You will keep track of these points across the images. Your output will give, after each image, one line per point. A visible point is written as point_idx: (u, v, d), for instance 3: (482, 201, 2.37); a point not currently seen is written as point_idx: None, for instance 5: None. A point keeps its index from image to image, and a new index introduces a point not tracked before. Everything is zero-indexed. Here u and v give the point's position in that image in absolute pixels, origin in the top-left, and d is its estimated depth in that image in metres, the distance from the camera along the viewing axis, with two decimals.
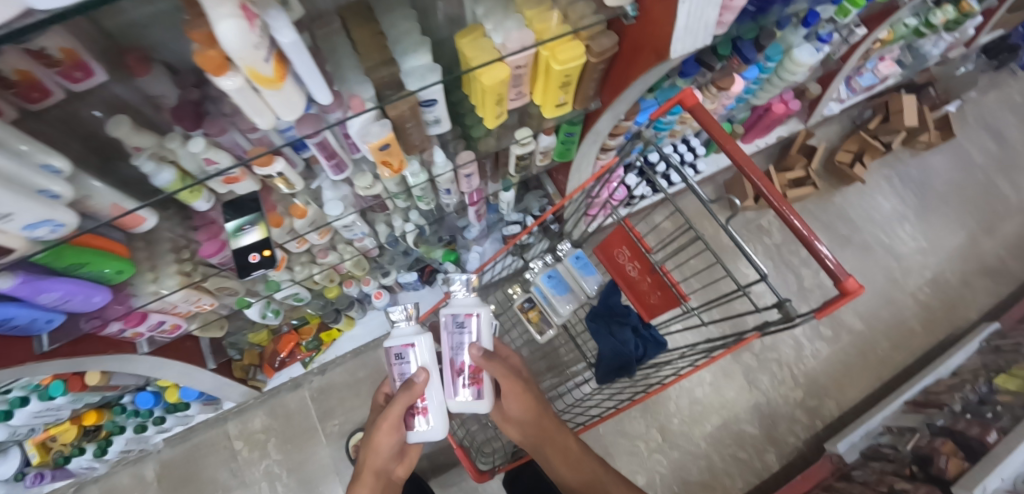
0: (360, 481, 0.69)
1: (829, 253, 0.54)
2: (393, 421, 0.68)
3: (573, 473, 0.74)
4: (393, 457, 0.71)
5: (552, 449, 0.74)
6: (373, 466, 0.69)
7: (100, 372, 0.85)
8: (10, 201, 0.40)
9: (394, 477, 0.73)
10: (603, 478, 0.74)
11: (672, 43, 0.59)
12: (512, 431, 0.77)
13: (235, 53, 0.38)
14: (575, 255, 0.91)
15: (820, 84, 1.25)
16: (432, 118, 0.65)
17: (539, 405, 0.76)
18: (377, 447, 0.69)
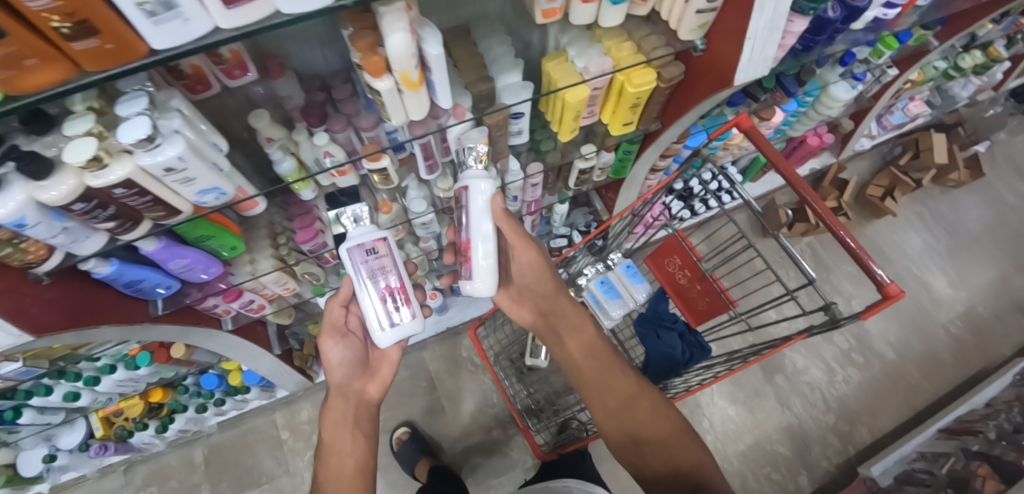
0: (331, 407, 0.75)
1: (883, 272, 0.69)
2: (344, 314, 0.76)
3: (579, 348, 0.78)
4: (357, 373, 0.78)
5: (562, 325, 0.81)
6: (336, 386, 0.77)
7: (184, 346, 0.92)
8: (202, 168, 0.50)
9: (366, 396, 0.78)
10: (609, 357, 0.76)
11: (737, 71, 0.67)
12: (524, 313, 0.84)
13: (397, 59, 0.48)
14: (626, 264, 0.97)
15: (853, 120, 1.32)
16: (516, 129, 0.75)
17: (547, 274, 0.82)
18: (333, 362, 0.77)
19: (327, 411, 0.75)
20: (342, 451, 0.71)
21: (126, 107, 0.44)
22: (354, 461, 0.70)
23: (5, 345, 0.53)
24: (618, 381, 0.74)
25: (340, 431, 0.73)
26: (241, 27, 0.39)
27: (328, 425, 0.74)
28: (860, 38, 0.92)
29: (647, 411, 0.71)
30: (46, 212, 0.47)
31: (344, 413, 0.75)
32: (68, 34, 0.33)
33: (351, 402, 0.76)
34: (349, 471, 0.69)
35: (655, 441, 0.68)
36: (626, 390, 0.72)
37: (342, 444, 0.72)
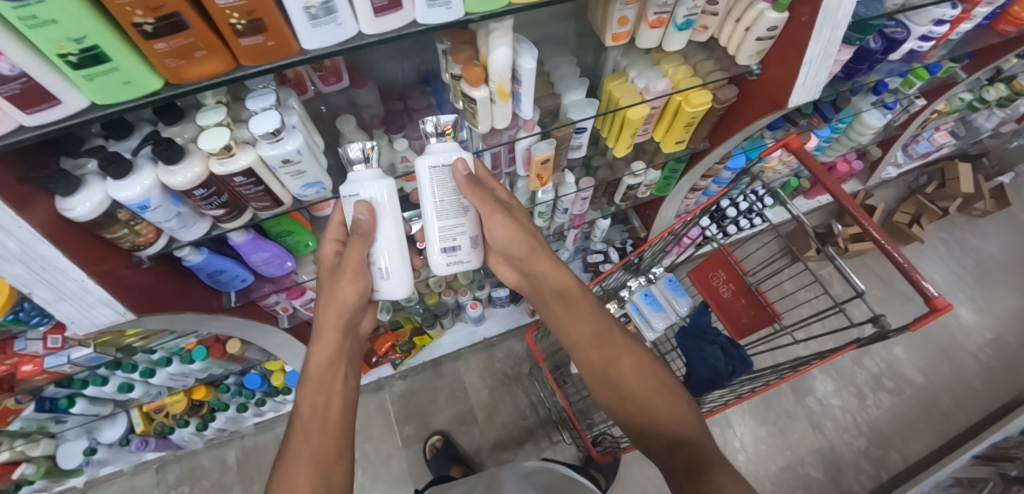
0: (323, 341, 0.65)
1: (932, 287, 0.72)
2: (358, 265, 0.64)
3: (566, 311, 0.71)
4: (357, 312, 0.67)
5: (546, 286, 0.72)
6: (332, 322, 0.65)
7: (240, 341, 0.96)
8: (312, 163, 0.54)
9: (359, 331, 0.71)
10: (596, 317, 0.70)
11: (791, 95, 0.71)
12: (506, 271, 0.76)
13: (498, 71, 0.54)
14: (668, 277, 1.00)
15: (880, 148, 1.36)
16: (577, 143, 0.79)
17: (533, 239, 0.70)
18: (343, 301, 0.64)
19: (319, 347, 0.64)
20: (332, 389, 0.62)
21: (256, 101, 0.48)
22: (339, 403, 0.61)
23: (108, 321, 0.57)
24: (607, 341, 0.69)
25: (331, 369, 0.64)
26: (383, 33, 0.43)
27: (316, 365, 0.63)
28: (895, 69, 0.97)
29: (633, 370, 0.67)
30: (167, 197, 0.51)
31: (336, 348, 0.65)
32: (240, 31, 0.37)
33: (347, 340, 0.67)
34: (332, 414, 0.60)
35: (640, 400, 0.66)
36: (613, 348, 0.68)
37: (335, 379, 0.63)
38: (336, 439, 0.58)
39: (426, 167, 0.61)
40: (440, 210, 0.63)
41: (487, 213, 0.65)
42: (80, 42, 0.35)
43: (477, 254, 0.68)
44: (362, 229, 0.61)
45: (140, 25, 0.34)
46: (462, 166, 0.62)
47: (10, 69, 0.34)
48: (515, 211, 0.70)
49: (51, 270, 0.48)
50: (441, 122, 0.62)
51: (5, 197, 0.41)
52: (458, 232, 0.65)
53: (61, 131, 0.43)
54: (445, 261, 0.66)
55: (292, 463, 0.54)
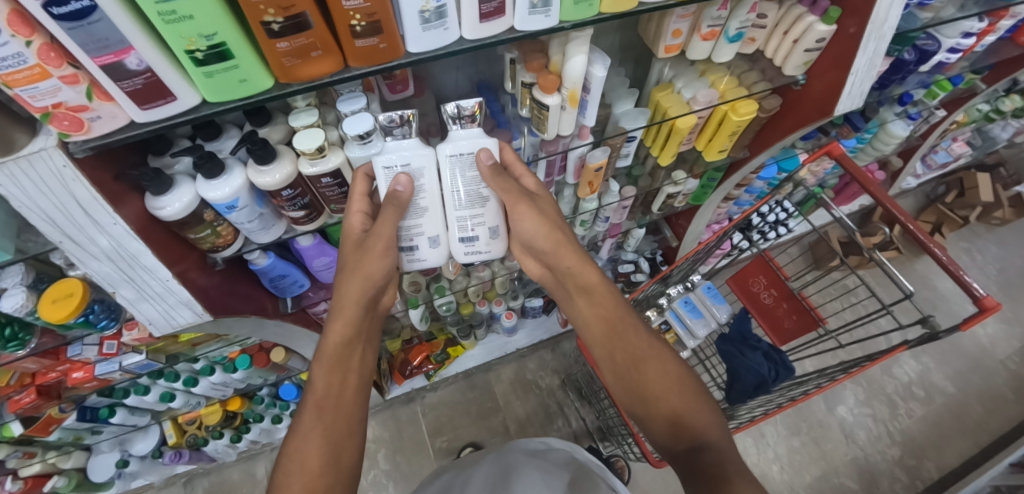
0: (342, 317, 0.59)
1: (981, 288, 0.73)
2: (388, 242, 0.57)
3: (590, 308, 0.66)
4: (379, 290, 0.61)
5: (570, 281, 0.67)
6: (352, 298, 0.59)
7: (283, 349, 0.95)
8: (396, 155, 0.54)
9: (378, 307, 0.65)
10: (619, 313, 0.65)
11: (837, 103, 0.74)
12: (533, 265, 0.71)
13: (573, 79, 0.57)
14: (707, 285, 1.02)
15: (901, 158, 1.40)
16: (626, 152, 0.81)
17: (559, 232, 0.64)
18: (369, 276, 0.58)
19: (337, 324, 0.59)
20: (347, 369, 0.59)
21: (347, 105, 0.50)
22: (355, 382, 0.59)
23: (184, 321, 0.58)
24: (629, 338, 0.64)
25: (348, 348, 0.59)
26: (481, 38, 0.46)
27: (333, 344, 0.58)
28: (923, 80, 1.00)
29: (657, 371, 0.61)
30: (253, 197, 0.52)
31: (355, 327, 0.60)
32: (357, 32, 0.39)
33: (366, 319, 0.61)
34: (347, 393, 0.57)
35: (660, 403, 0.59)
36: (637, 347, 0.63)
37: (352, 358, 0.59)
38: (349, 416, 0.56)
39: (447, 156, 0.57)
40: (459, 199, 0.60)
41: (511, 203, 0.60)
42: (209, 39, 0.36)
43: (497, 245, 0.66)
44: (399, 201, 0.55)
45: (269, 23, 0.36)
46: (486, 155, 0.57)
47: (138, 64, 0.36)
48: (541, 201, 0.64)
49: (137, 269, 0.50)
50: (463, 106, 0.56)
51: (104, 193, 0.43)
52: (477, 223, 0.62)
53: (160, 131, 0.44)
54: (464, 251, 0.64)
55: (302, 438, 0.52)
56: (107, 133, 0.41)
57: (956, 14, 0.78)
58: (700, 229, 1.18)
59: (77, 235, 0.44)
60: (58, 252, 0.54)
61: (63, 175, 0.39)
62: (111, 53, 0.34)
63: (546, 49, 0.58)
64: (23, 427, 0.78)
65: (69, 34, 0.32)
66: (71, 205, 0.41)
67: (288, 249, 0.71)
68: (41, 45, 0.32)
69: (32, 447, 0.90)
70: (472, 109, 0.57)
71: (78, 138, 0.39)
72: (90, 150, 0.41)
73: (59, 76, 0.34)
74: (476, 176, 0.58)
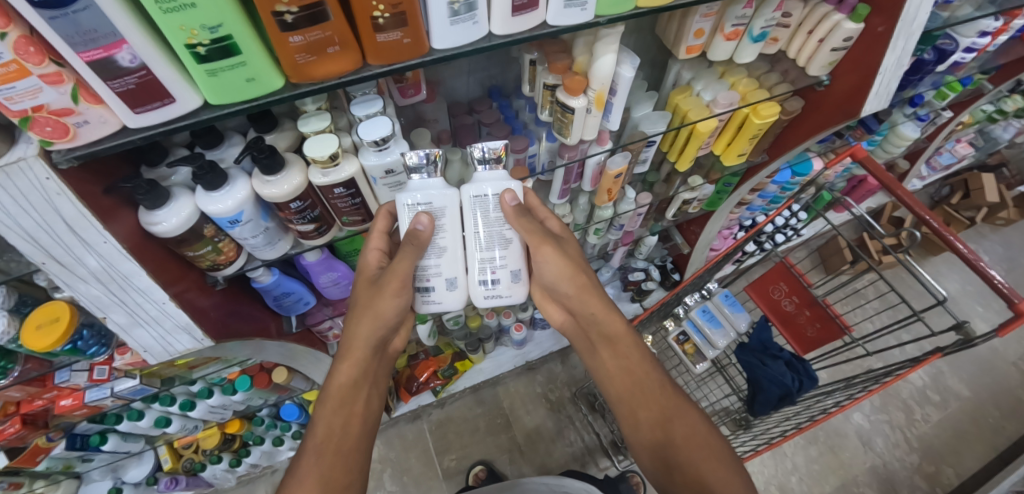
0: (350, 359, 0.55)
1: (1005, 282, 0.70)
2: (404, 281, 0.53)
3: (614, 360, 0.62)
4: (390, 330, 0.57)
5: (593, 329, 0.63)
6: (362, 339, 0.55)
7: (283, 368, 0.90)
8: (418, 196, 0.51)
9: (389, 350, 0.60)
10: (644, 368, 0.61)
11: (864, 104, 0.72)
12: (555, 311, 0.66)
13: (600, 80, 0.54)
14: (725, 292, 0.99)
15: (908, 160, 1.40)
16: (645, 157, 0.78)
17: (583, 274, 0.61)
18: (380, 315, 0.54)
19: (344, 365, 0.55)
20: (353, 411, 0.54)
21: (362, 108, 0.45)
22: (358, 427, 0.54)
23: (183, 348, 0.53)
24: (653, 395, 0.60)
25: (354, 390, 0.55)
26: (511, 34, 0.42)
27: (339, 385, 0.54)
28: (935, 82, 0.97)
29: (685, 434, 0.57)
30: (258, 210, 0.48)
31: (362, 368, 0.56)
32: (380, 25, 0.35)
33: (374, 360, 0.57)
34: (350, 438, 0.52)
35: (692, 469, 0.55)
36: (664, 407, 0.59)
37: (357, 401, 0.55)
38: (350, 461, 0.51)
39: (470, 196, 0.53)
40: (479, 241, 0.55)
41: (535, 244, 0.55)
42: (213, 32, 0.31)
43: (520, 290, 0.58)
44: (418, 240, 0.51)
45: (282, 14, 0.31)
46: (510, 196, 0.53)
47: (131, 60, 0.31)
48: (566, 243, 0.61)
49: (130, 292, 0.45)
50: (489, 147, 0.53)
51: (93, 208, 0.38)
52: (498, 265, 0.55)
53: (156, 140, 0.39)
54: (483, 294, 0.57)
55: (299, 483, 0.48)
56: (95, 141, 0.36)
57: (975, 12, 0.76)
58: (713, 235, 1.14)
59: (63, 255, 0.40)
60: (44, 274, 0.49)
61: (46, 188, 0.35)
62: (101, 48, 0.30)
63: (570, 49, 0.55)
64: (7, 459, 0.73)
65: (52, 25, 0.28)
66: (55, 221, 0.37)
67: (294, 264, 0.67)
68: (17, 38, 0.28)
69: (17, 478, 0.84)
70: (498, 152, 0.54)
71: (62, 147, 0.35)
72: (77, 160, 0.36)
73: (40, 75, 0.30)
74: (499, 217, 0.54)
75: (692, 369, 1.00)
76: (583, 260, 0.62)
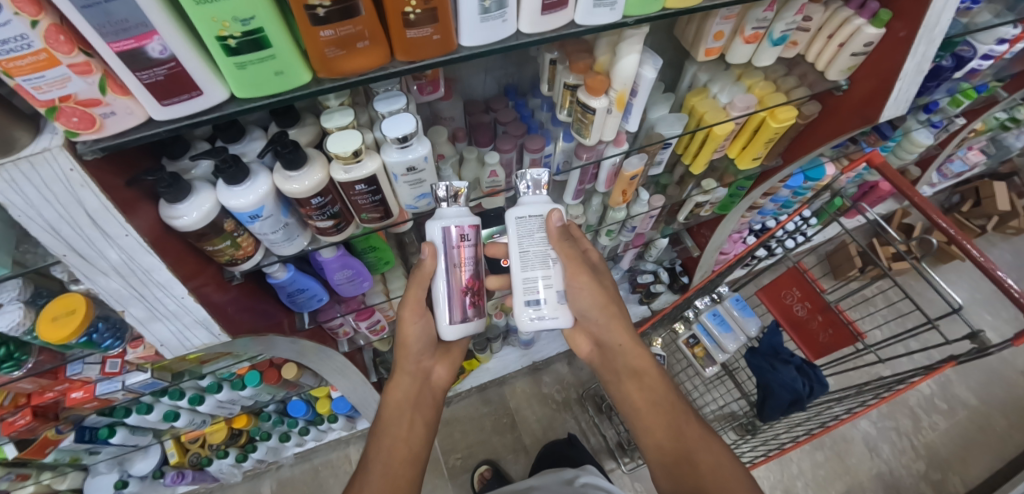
0: (396, 385, 0.68)
1: (1017, 287, 0.69)
2: (418, 303, 0.63)
3: (640, 392, 0.65)
4: (427, 357, 0.70)
5: (619, 360, 0.67)
6: (404, 368, 0.68)
7: (293, 364, 0.90)
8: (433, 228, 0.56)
9: (435, 381, 0.71)
10: (671, 400, 0.64)
11: (883, 109, 0.72)
12: (583, 343, 0.70)
13: (621, 81, 0.53)
14: (734, 296, 0.98)
15: (919, 167, 1.39)
16: (660, 160, 0.77)
17: (613, 305, 0.65)
18: (406, 345, 0.67)
19: (392, 390, 0.67)
20: (397, 433, 0.63)
21: (384, 105, 0.45)
22: (404, 449, 0.61)
23: (199, 344, 0.53)
24: (682, 426, 0.61)
25: (399, 414, 0.65)
26: (537, 33, 0.42)
27: (388, 408, 0.65)
28: (951, 89, 0.97)
29: (711, 464, 0.57)
30: (278, 206, 0.47)
31: (407, 395, 0.67)
32: (411, 21, 0.35)
33: (419, 389, 0.68)
34: (396, 459, 0.60)
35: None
36: (687, 436, 0.60)
37: (403, 423, 0.64)
38: (397, 481, 0.58)
39: (514, 217, 0.59)
40: (526, 260, 0.58)
41: (572, 272, 0.60)
42: (245, 24, 0.31)
43: (565, 313, 0.60)
44: (422, 269, 0.58)
45: (315, 7, 0.31)
46: (556, 216, 0.59)
47: (161, 52, 0.31)
48: (602, 275, 0.67)
49: (150, 286, 0.45)
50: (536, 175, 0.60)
51: (115, 200, 0.38)
52: (543, 284, 0.59)
53: (179, 133, 0.39)
54: (528, 317, 0.59)
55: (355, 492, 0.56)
56: (121, 132, 0.36)
57: (995, 19, 0.76)
58: (723, 239, 1.14)
59: (85, 248, 0.39)
60: (61, 266, 0.49)
61: (70, 179, 0.35)
62: (132, 38, 0.29)
63: (591, 49, 0.55)
64: (17, 450, 0.74)
65: (85, 14, 0.27)
66: (78, 214, 0.37)
67: (308, 260, 0.66)
68: (48, 27, 0.28)
69: (26, 468, 0.85)
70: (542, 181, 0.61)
71: (87, 138, 0.35)
72: (102, 151, 0.36)
73: (69, 64, 0.30)
74: (543, 238, 0.59)
75: (702, 372, 1.00)
76: (614, 292, 0.67)
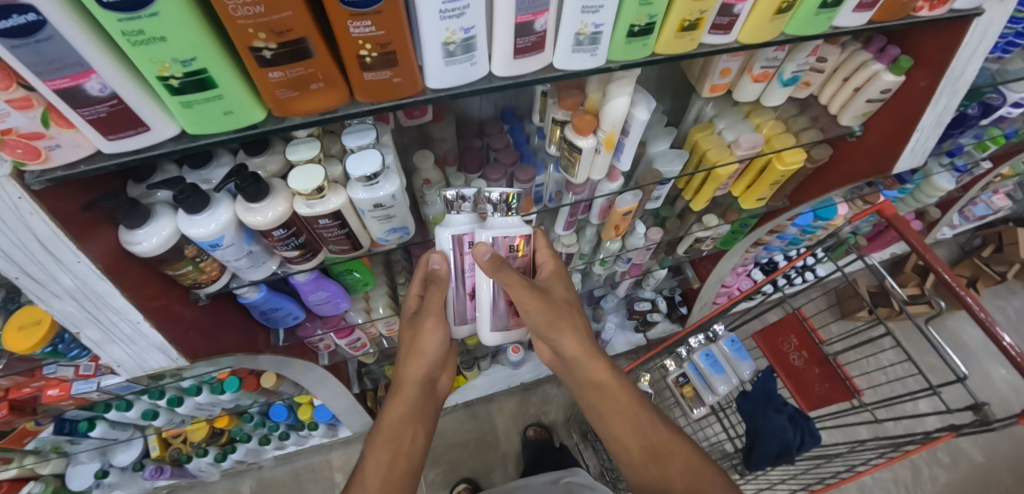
0: (401, 395, 0.63)
1: (1013, 345, 0.64)
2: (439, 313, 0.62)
3: (603, 401, 0.62)
4: (435, 367, 0.65)
5: (579, 374, 0.64)
6: (412, 376, 0.63)
7: (274, 374, 0.90)
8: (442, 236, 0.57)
9: (438, 389, 0.68)
10: (634, 406, 0.61)
11: (898, 161, 0.69)
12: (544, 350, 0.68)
13: (610, 122, 0.51)
14: (731, 338, 0.95)
15: (940, 209, 1.33)
16: (658, 195, 0.74)
17: (567, 317, 0.62)
18: (424, 352, 0.63)
19: (394, 402, 0.62)
20: (400, 447, 0.58)
21: (353, 139, 0.43)
22: (405, 462, 0.57)
23: (157, 366, 0.52)
24: (647, 429, 0.60)
25: (402, 427, 0.60)
26: (514, 76, 0.39)
27: (390, 421, 0.60)
28: (978, 134, 0.91)
29: (681, 467, 0.57)
30: (241, 235, 0.46)
31: (411, 405, 0.62)
32: (367, 64, 0.33)
33: (424, 398, 0.64)
34: (397, 471, 0.56)
35: None
36: (657, 442, 0.59)
37: (404, 437, 0.59)
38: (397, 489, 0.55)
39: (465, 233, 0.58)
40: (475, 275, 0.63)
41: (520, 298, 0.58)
42: (186, 65, 0.29)
43: (491, 338, 0.63)
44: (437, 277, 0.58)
45: (260, 50, 0.29)
46: (484, 250, 0.54)
47: (100, 90, 0.29)
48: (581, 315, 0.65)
49: (105, 310, 0.44)
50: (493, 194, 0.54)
51: (68, 227, 0.37)
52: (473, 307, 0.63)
53: (137, 162, 0.38)
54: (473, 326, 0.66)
55: None
56: (69, 164, 0.35)
57: None
58: (726, 272, 1.10)
59: (37, 272, 0.38)
60: None
61: (19, 207, 0.34)
62: (67, 77, 0.28)
63: (583, 85, 0.52)
64: None
65: (14, 53, 0.26)
66: (30, 241, 0.36)
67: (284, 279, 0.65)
68: None
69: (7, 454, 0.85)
70: (510, 196, 0.54)
71: (34, 168, 0.33)
72: (51, 182, 0.35)
73: (6, 99, 0.29)
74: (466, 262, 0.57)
75: (690, 413, 0.96)
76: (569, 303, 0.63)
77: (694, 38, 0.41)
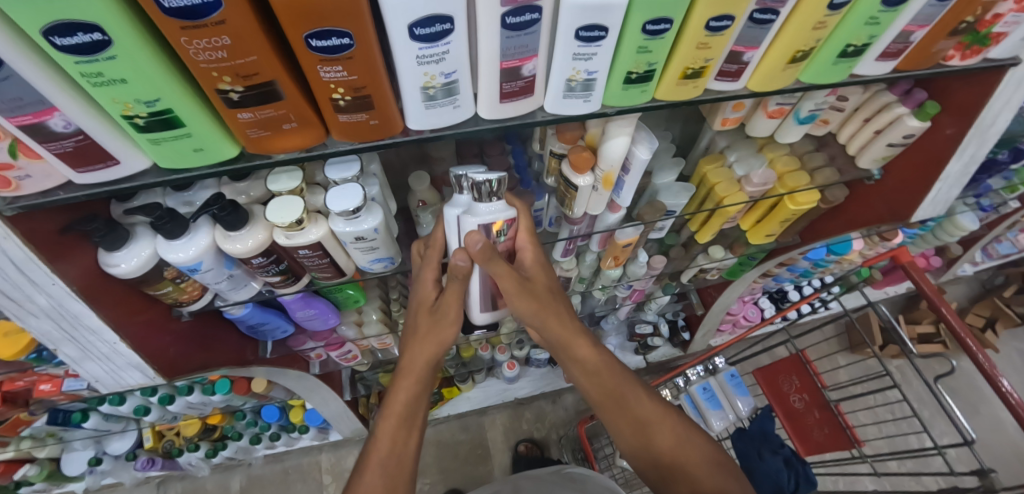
0: (411, 377, 0.54)
1: (1012, 391, 0.61)
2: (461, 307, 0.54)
3: (586, 377, 0.56)
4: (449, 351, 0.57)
5: (566, 356, 0.57)
6: (422, 364, 0.55)
7: (264, 379, 0.90)
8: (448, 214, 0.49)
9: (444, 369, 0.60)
10: (618, 379, 0.56)
11: (918, 210, 0.66)
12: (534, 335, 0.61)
13: (608, 160, 0.49)
14: (731, 372, 0.93)
15: (962, 246, 1.27)
16: (662, 226, 0.71)
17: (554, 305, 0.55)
18: (445, 342, 0.55)
19: (404, 383, 0.54)
20: (413, 426, 0.53)
21: (336, 170, 0.41)
22: (415, 447, 0.52)
23: (134, 383, 0.52)
24: (633, 400, 0.55)
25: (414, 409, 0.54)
26: (501, 118, 0.37)
27: (397, 404, 0.53)
28: (1006, 177, 0.87)
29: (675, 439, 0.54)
30: (221, 260, 0.45)
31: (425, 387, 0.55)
32: (341, 106, 0.31)
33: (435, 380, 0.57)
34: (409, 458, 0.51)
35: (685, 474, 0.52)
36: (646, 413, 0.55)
37: (416, 420, 0.54)
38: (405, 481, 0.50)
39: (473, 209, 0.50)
40: None
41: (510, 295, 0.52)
42: (151, 105, 0.28)
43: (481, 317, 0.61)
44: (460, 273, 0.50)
45: (225, 92, 0.28)
46: (474, 239, 0.45)
47: (64, 126, 0.28)
48: None
49: (81, 329, 0.43)
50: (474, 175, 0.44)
51: (44, 250, 0.36)
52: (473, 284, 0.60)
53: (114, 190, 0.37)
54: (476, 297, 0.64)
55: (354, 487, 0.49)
56: (45, 191, 0.34)
57: None
58: (732, 301, 1.07)
59: (13, 292, 0.38)
60: None
61: None
62: (29, 114, 0.27)
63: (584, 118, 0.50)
64: None
65: None
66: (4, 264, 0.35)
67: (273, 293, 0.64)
68: None
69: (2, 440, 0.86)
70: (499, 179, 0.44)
71: (5, 196, 0.32)
72: (23, 209, 0.33)
73: None
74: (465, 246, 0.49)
75: None
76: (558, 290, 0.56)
77: (698, 85, 0.39)
